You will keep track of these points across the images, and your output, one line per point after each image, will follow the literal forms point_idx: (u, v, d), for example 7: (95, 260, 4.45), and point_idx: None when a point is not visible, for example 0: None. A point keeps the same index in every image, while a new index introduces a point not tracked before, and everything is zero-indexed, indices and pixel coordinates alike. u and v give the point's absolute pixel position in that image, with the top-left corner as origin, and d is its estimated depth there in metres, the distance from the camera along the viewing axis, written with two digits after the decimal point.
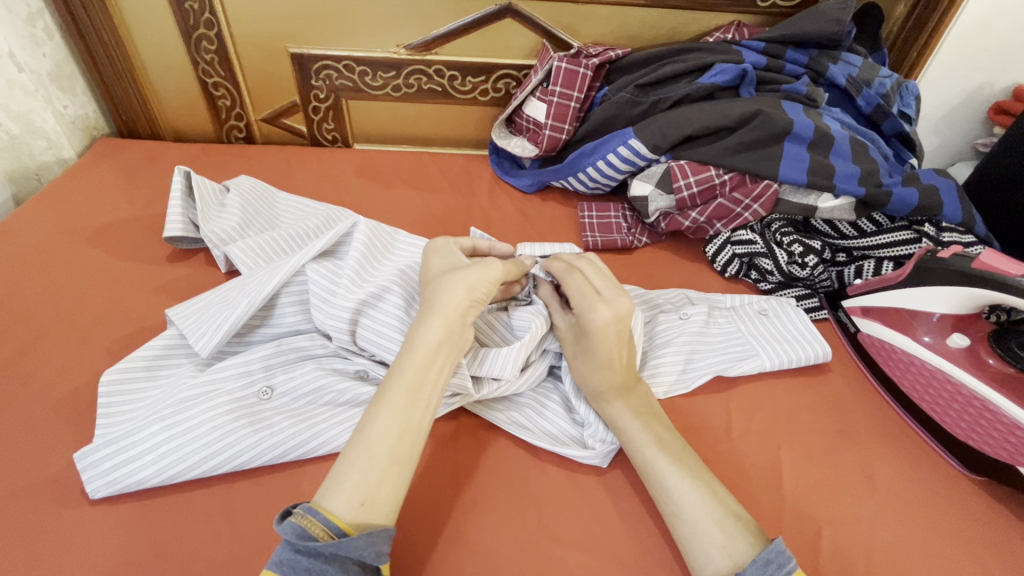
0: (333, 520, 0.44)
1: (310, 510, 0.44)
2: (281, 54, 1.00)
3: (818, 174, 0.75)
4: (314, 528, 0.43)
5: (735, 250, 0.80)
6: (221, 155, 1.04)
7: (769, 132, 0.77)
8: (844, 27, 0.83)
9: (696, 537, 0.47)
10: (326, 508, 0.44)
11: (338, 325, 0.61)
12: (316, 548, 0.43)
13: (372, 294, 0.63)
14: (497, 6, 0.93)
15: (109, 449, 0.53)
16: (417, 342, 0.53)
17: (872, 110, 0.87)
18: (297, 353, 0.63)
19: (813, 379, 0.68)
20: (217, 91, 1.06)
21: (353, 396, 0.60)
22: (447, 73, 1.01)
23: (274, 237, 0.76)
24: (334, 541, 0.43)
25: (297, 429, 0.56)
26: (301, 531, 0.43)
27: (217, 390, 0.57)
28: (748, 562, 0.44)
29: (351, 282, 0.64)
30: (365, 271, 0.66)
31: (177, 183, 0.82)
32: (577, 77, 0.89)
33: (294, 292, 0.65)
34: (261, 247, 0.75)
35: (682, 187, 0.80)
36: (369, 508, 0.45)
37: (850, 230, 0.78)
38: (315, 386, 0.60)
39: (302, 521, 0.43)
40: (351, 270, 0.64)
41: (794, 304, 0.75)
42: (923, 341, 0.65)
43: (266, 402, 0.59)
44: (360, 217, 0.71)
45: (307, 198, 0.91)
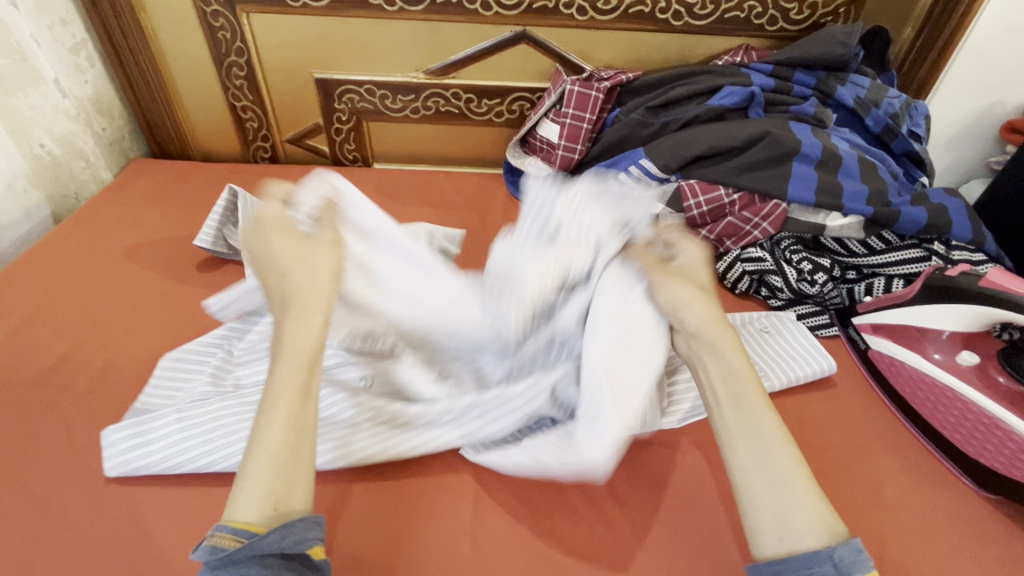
0: (241, 526, 0.43)
1: (218, 527, 0.43)
2: (306, 80, 1.05)
3: (827, 194, 0.77)
4: (225, 540, 0.43)
5: (746, 267, 0.81)
6: (247, 174, 1.09)
7: (777, 151, 0.79)
8: (849, 49, 0.85)
9: (793, 515, 0.45)
10: (232, 518, 0.44)
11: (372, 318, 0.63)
12: (229, 557, 0.43)
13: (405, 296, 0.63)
14: (512, 33, 0.97)
15: (131, 430, 0.59)
16: (297, 326, 0.52)
17: (881, 130, 0.88)
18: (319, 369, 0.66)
19: (821, 393, 0.69)
20: (245, 114, 1.11)
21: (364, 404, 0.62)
22: (464, 95, 1.05)
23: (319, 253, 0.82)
24: (244, 544, 0.43)
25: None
26: (213, 548, 0.43)
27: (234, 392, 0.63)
28: (841, 541, 0.44)
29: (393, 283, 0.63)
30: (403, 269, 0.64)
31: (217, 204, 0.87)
32: (589, 100, 0.93)
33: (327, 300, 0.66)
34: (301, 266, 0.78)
35: (692, 207, 0.82)
36: (281, 511, 0.45)
37: (860, 248, 0.79)
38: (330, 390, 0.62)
39: (211, 538, 0.43)
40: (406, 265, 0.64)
41: (795, 318, 0.76)
42: (933, 358, 0.65)
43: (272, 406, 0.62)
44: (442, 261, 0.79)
45: None
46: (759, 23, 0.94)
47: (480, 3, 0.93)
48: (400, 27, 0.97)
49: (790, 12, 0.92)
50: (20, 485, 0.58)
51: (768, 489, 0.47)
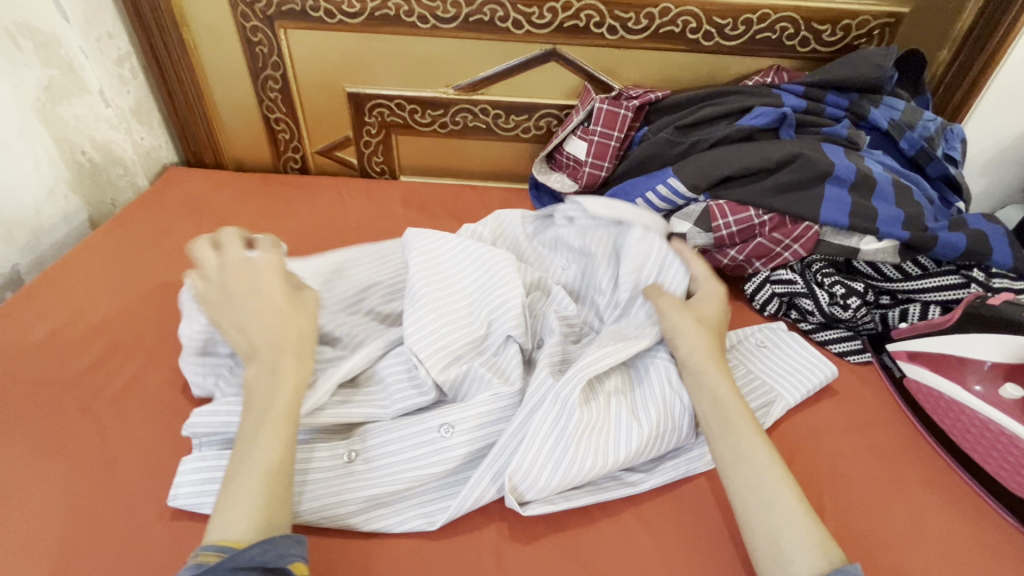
0: (232, 543, 0.45)
1: (204, 546, 0.44)
2: (339, 93, 1.07)
3: (862, 217, 0.75)
4: (210, 556, 0.43)
5: (775, 289, 0.79)
6: (278, 185, 1.12)
7: (809, 174, 0.78)
8: (886, 71, 0.85)
9: (789, 531, 0.49)
10: (225, 538, 0.45)
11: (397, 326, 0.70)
12: (213, 573, 0.43)
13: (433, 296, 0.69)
14: (542, 51, 0.98)
15: None
16: (280, 375, 0.54)
17: (916, 153, 0.87)
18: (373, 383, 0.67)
19: (855, 423, 0.67)
20: (278, 126, 1.13)
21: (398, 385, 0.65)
22: (492, 111, 1.06)
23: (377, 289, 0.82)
24: (227, 557, 0.43)
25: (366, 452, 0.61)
26: (197, 565, 0.43)
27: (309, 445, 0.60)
28: (834, 566, 0.46)
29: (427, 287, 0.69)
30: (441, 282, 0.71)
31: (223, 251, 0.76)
32: (618, 118, 0.93)
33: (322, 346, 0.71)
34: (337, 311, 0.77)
35: (720, 227, 0.81)
36: (269, 525, 0.47)
37: (894, 273, 0.77)
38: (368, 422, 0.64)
39: (197, 556, 0.43)
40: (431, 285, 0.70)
41: (786, 329, 0.77)
42: (974, 390, 0.63)
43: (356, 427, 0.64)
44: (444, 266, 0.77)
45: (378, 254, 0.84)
46: (790, 44, 0.93)
47: (512, 21, 0.94)
48: (432, 44, 0.99)
49: (822, 34, 0.92)
50: (54, 486, 0.59)
51: (758, 509, 0.51)
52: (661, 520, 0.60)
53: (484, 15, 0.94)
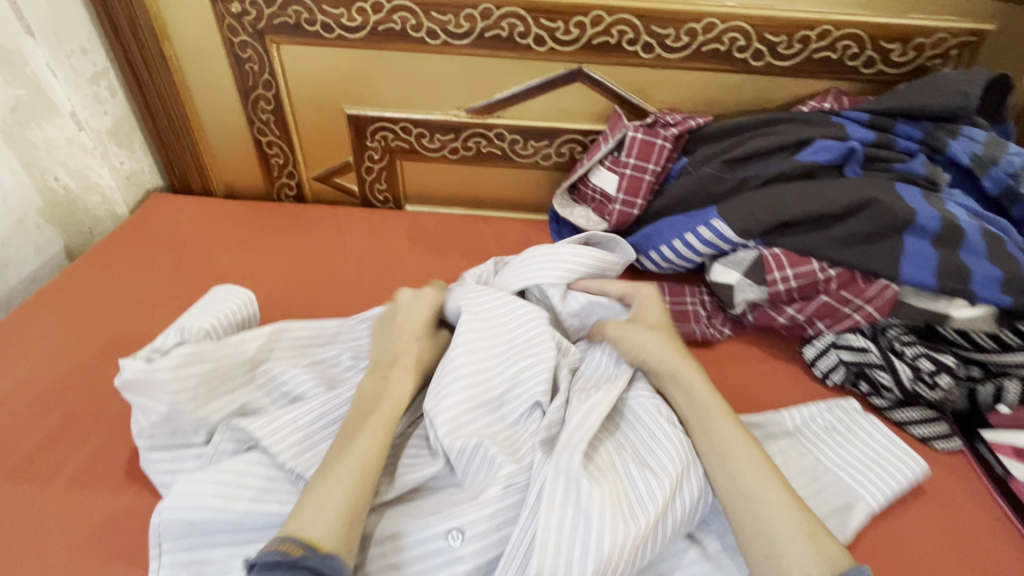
0: (310, 539, 0.46)
1: (284, 537, 0.46)
2: (338, 115, 0.96)
3: (950, 277, 0.63)
4: (288, 545, 0.45)
5: (843, 357, 0.68)
6: (271, 215, 1.01)
7: (885, 222, 0.66)
8: (971, 100, 0.73)
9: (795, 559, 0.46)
10: (302, 532, 0.47)
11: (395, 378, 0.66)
12: (294, 563, 0.44)
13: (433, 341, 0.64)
14: (567, 71, 0.86)
15: None
16: (390, 380, 0.60)
17: (1001, 191, 0.74)
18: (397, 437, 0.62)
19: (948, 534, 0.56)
20: (271, 150, 1.02)
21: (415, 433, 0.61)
22: (508, 136, 0.95)
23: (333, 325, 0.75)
24: (305, 552, 0.45)
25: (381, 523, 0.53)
26: (278, 552, 0.45)
27: None
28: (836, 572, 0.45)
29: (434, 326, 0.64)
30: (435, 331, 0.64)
31: (200, 316, 0.66)
32: (653, 148, 0.81)
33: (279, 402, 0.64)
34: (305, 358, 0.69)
35: (777, 280, 0.70)
36: (349, 528, 0.48)
37: (989, 342, 0.63)
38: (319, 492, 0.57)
39: (277, 544, 0.45)
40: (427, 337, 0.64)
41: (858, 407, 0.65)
42: None
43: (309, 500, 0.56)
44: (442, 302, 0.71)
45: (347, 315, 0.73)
46: (851, 65, 0.81)
47: (533, 37, 0.83)
48: (442, 62, 0.88)
49: (891, 54, 0.80)
50: None
51: (761, 529, 0.49)
52: None
53: (503, 30, 0.83)
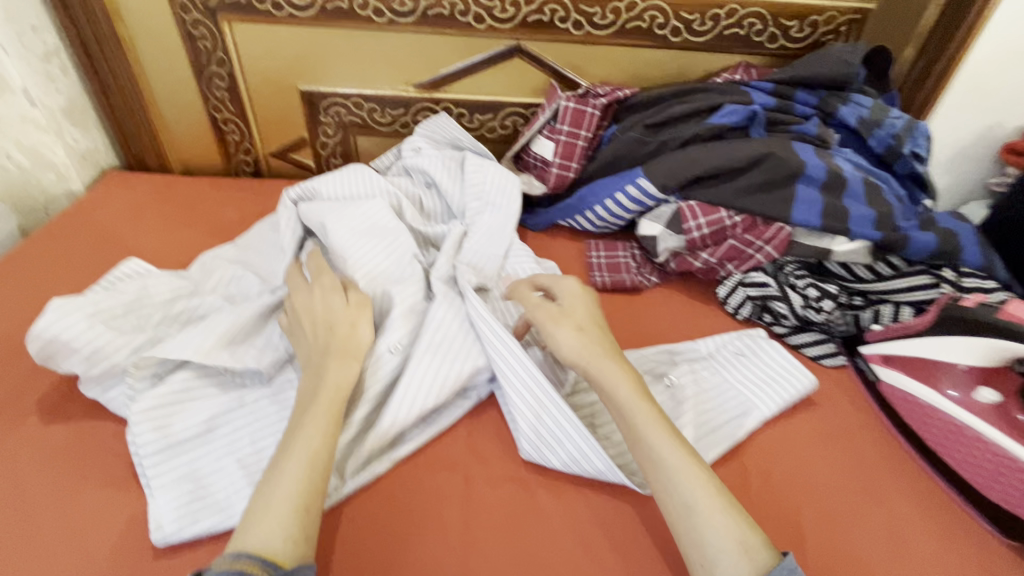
0: (270, 557, 0.45)
1: (240, 555, 0.44)
2: (291, 92, 1.01)
3: (832, 217, 0.73)
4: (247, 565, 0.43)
5: (749, 292, 0.77)
6: (230, 189, 1.05)
7: (780, 173, 0.76)
8: (853, 68, 0.84)
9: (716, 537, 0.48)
10: (258, 546, 0.45)
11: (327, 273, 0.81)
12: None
13: (351, 243, 0.79)
14: (506, 47, 0.94)
15: (230, 486, 0.57)
16: (329, 372, 0.59)
17: (885, 150, 0.86)
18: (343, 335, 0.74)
19: (832, 431, 0.65)
20: (227, 126, 1.06)
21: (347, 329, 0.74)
22: (456, 110, 1.02)
23: (238, 258, 0.84)
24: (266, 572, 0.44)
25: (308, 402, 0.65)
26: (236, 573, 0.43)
27: (264, 418, 0.62)
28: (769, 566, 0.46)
29: (344, 235, 0.80)
30: (341, 243, 0.79)
31: (127, 285, 0.71)
32: (584, 116, 0.90)
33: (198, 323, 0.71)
34: (214, 282, 0.77)
35: (692, 228, 0.79)
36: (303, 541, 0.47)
37: (866, 273, 0.75)
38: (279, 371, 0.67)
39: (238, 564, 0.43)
40: (336, 245, 0.79)
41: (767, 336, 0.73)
42: (949, 396, 0.61)
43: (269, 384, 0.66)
44: (348, 211, 0.84)
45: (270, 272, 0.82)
46: (758, 41, 0.91)
47: (473, 15, 0.90)
48: (389, 39, 0.94)
49: (790, 30, 0.90)
50: None
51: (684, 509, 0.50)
52: (633, 544, 0.57)
53: (444, 8, 0.89)
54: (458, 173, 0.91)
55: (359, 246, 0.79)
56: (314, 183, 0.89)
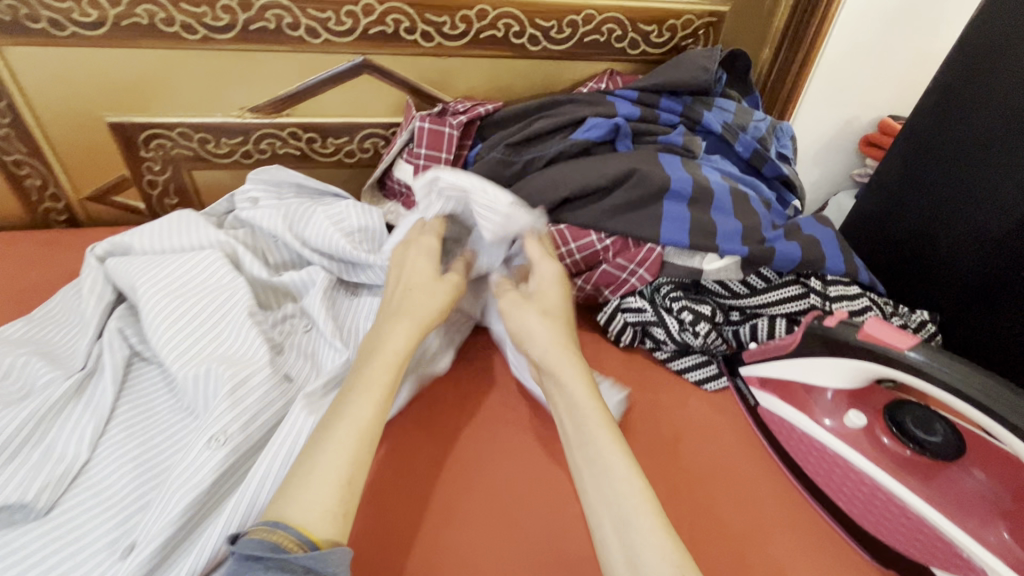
0: (307, 534, 0.43)
1: (280, 526, 0.43)
2: (100, 125, 0.85)
3: (701, 234, 0.70)
4: (286, 540, 0.42)
5: (627, 318, 0.73)
6: (35, 246, 0.87)
7: (647, 190, 0.72)
8: (711, 74, 0.81)
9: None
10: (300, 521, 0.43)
11: (144, 350, 0.68)
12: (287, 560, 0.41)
13: (166, 305, 0.66)
14: (351, 63, 0.83)
15: None
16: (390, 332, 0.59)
17: (751, 155, 0.84)
18: (158, 426, 0.61)
19: (716, 466, 0.61)
20: (20, 170, 0.87)
21: (164, 419, 0.61)
22: (305, 135, 0.90)
23: (27, 335, 0.68)
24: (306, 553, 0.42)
25: (101, 526, 0.51)
26: (274, 546, 0.41)
27: (37, 561, 0.48)
28: None
29: (161, 294, 0.67)
30: (154, 308, 0.66)
31: None
32: (443, 138, 0.81)
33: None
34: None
35: (564, 255, 0.73)
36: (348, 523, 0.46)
37: (742, 288, 0.72)
38: (61, 494, 0.53)
39: (276, 537, 0.42)
40: (148, 310, 0.65)
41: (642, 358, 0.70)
42: (824, 424, 0.58)
43: (46, 514, 0.52)
44: (167, 267, 0.70)
45: (67, 351, 0.67)
46: (620, 47, 0.87)
47: (305, 28, 0.79)
48: (210, 58, 0.80)
49: (650, 35, 0.87)
50: None
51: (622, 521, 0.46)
52: None
53: (270, 22, 0.77)
54: (308, 211, 0.80)
55: (176, 310, 0.65)
56: (124, 237, 0.75)
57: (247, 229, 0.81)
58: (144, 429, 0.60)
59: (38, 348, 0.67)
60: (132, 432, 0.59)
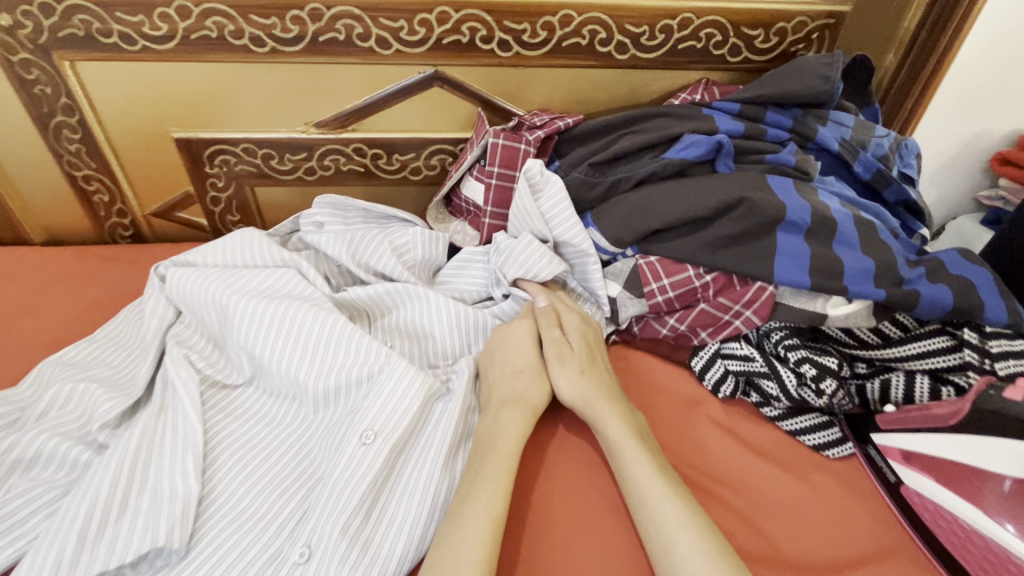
0: None
1: None
2: (167, 140, 0.82)
3: (824, 272, 0.59)
4: None
5: (729, 366, 0.64)
6: (100, 262, 0.86)
7: (757, 221, 0.62)
8: (833, 85, 0.70)
9: None
10: None
11: (228, 368, 0.66)
12: None
13: (251, 321, 0.64)
14: (421, 75, 0.78)
15: None
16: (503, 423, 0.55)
17: (872, 177, 0.72)
18: (274, 441, 0.61)
19: (852, 560, 0.50)
20: (90, 185, 0.86)
21: (282, 428, 0.62)
22: (369, 151, 0.85)
23: (86, 358, 0.66)
24: None
25: (272, 536, 0.53)
26: None
27: None
28: None
29: (238, 309, 0.64)
30: (240, 325, 0.64)
31: None
32: (518, 154, 0.74)
33: (34, 470, 0.55)
34: (41, 404, 0.59)
35: (655, 292, 0.64)
36: None
37: (871, 336, 0.61)
38: (200, 527, 0.53)
39: None
40: (237, 327, 0.64)
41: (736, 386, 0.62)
42: (1003, 519, 0.46)
43: (193, 551, 0.51)
44: (232, 281, 0.68)
45: (123, 380, 0.64)
46: (718, 54, 0.78)
47: (375, 40, 0.73)
48: (278, 72, 0.77)
49: (754, 40, 0.77)
50: None
51: None
52: None
53: (339, 33, 0.73)
54: (374, 234, 0.76)
55: (262, 324, 0.63)
56: (187, 254, 0.72)
57: (310, 249, 0.77)
58: (261, 445, 0.60)
59: (99, 373, 0.64)
60: (251, 448, 0.60)
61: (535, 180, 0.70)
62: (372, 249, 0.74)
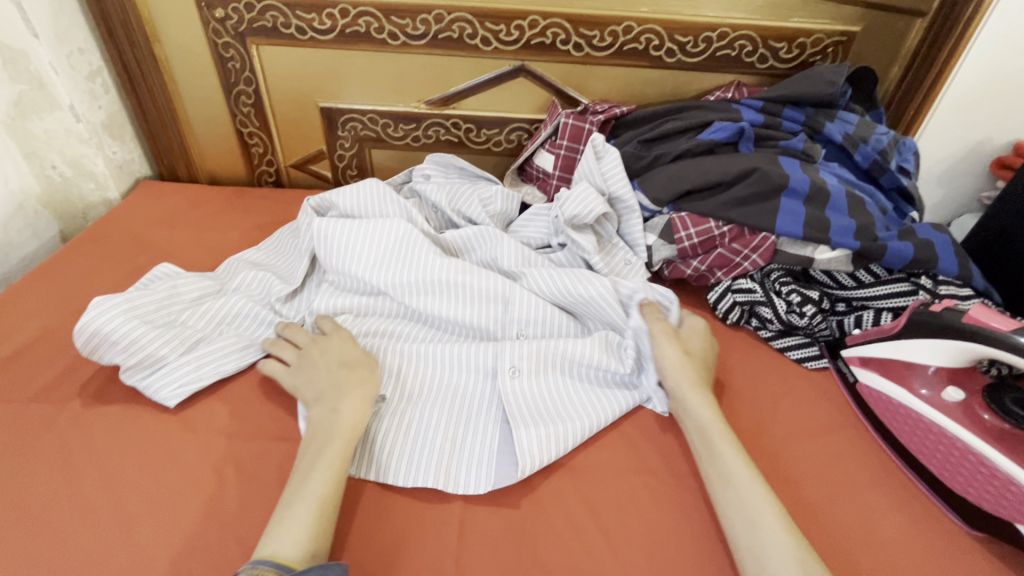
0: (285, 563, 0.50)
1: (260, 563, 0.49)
2: (313, 108, 1.08)
3: (814, 227, 0.78)
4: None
5: (736, 298, 0.82)
6: (254, 198, 1.13)
7: (766, 186, 0.81)
8: (836, 88, 0.88)
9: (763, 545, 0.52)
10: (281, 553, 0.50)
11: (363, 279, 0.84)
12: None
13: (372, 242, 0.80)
14: (511, 67, 1.00)
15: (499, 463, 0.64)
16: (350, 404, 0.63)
17: (870, 164, 0.89)
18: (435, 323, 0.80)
19: (812, 428, 0.69)
20: (252, 140, 1.14)
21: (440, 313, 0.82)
22: (464, 126, 1.09)
23: (260, 259, 0.92)
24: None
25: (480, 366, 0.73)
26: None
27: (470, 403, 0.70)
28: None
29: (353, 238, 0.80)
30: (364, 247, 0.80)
31: (160, 283, 0.82)
32: (583, 132, 0.96)
33: (233, 323, 0.80)
34: (235, 283, 0.85)
35: (683, 238, 0.84)
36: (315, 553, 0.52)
37: (848, 280, 0.79)
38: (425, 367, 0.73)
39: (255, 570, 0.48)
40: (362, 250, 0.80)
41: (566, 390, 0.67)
42: (920, 394, 0.65)
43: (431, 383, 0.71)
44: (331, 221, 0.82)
45: (285, 271, 0.89)
46: (749, 61, 0.97)
47: (480, 38, 0.97)
48: (403, 60, 1.01)
49: (780, 51, 0.96)
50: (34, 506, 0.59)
51: (751, 519, 0.54)
52: (622, 525, 0.60)
53: (453, 32, 0.96)
54: (467, 188, 0.98)
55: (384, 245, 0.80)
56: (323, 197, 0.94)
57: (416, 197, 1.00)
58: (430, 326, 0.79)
59: (270, 268, 0.90)
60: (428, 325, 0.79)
61: (599, 148, 0.92)
62: (464, 197, 0.96)
